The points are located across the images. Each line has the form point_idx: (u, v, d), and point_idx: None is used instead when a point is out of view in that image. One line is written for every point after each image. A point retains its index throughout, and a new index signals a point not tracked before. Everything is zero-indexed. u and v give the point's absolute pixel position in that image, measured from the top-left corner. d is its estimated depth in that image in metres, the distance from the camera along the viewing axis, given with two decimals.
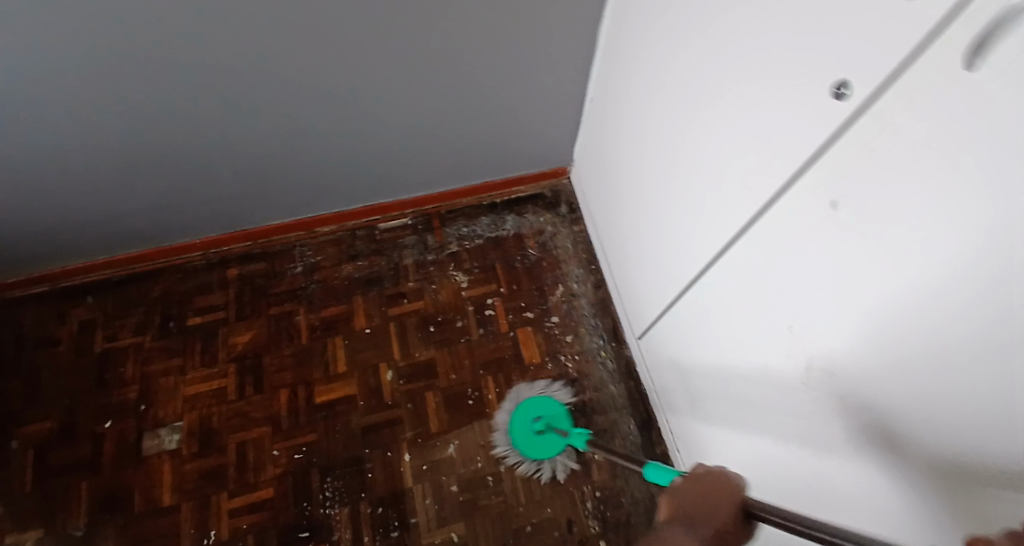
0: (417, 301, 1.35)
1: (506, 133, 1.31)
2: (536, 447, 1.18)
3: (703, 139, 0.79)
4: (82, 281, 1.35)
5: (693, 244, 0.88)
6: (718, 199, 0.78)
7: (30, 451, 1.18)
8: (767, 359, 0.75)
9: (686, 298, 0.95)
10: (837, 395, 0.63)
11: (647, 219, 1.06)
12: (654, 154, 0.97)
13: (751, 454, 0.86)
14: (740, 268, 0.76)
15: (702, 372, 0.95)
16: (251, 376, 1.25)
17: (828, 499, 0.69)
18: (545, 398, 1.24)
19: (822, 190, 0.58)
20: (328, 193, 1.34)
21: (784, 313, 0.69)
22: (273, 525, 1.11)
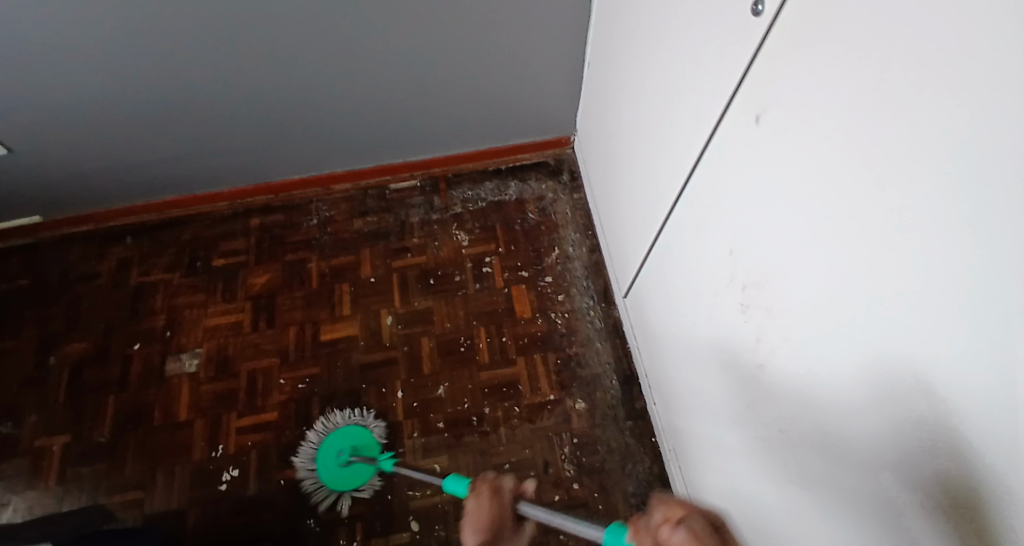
0: (420, 255, 1.45)
1: (508, 94, 1.38)
2: (340, 479, 1.15)
3: (670, 80, 0.85)
4: (122, 222, 1.50)
5: (664, 186, 0.93)
6: (681, 135, 0.83)
7: (70, 367, 1.33)
8: (714, 289, 0.79)
9: (660, 242, 1.00)
10: (763, 309, 0.67)
11: (632, 170, 1.11)
12: (637, 103, 1.02)
13: (706, 391, 0.89)
14: (698, 201, 0.80)
15: (670, 315, 1.00)
16: (264, 312, 1.37)
17: (767, 419, 0.71)
18: (347, 428, 1.20)
19: (751, 109, 0.63)
20: (342, 148, 1.44)
21: (725, 238, 0.73)
22: (275, 444, 1.21)
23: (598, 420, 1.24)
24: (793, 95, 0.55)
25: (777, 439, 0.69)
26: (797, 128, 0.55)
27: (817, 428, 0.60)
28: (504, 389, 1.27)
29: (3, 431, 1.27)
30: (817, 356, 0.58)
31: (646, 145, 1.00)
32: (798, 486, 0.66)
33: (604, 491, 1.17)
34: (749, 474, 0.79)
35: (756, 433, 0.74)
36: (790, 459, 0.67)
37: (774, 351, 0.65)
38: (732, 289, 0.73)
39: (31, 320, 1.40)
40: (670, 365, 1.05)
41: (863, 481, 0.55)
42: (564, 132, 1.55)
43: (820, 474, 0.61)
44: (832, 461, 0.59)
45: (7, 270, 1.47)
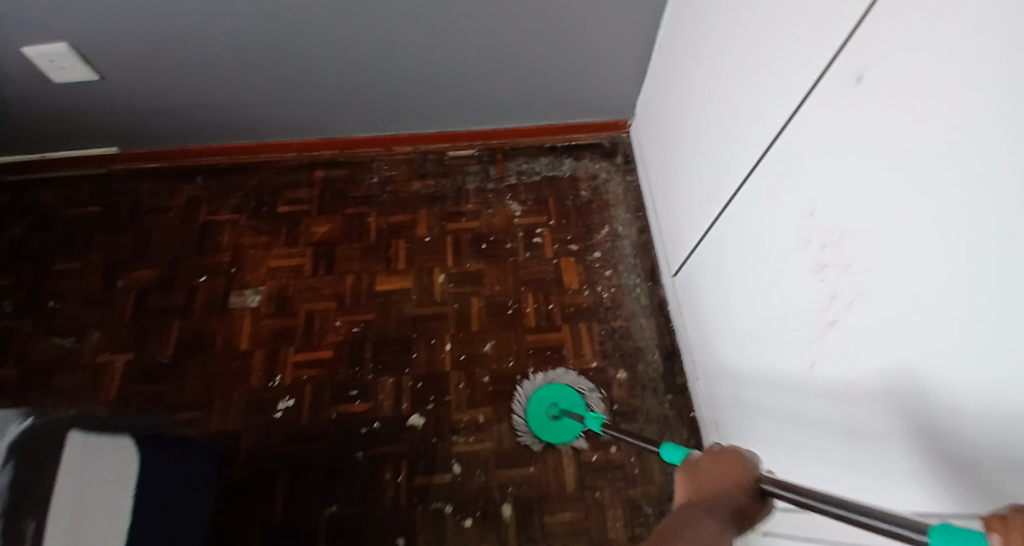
0: (474, 221, 1.50)
1: (574, 72, 1.43)
2: (551, 433, 1.20)
3: (752, 54, 0.88)
4: (193, 162, 1.58)
5: (736, 157, 0.95)
6: (760, 106, 0.86)
7: (137, 291, 1.41)
8: (787, 252, 0.82)
9: (723, 216, 1.03)
10: (841, 266, 0.69)
11: (697, 148, 1.14)
12: (708, 82, 1.06)
13: (764, 355, 0.93)
14: (776, 168, 0.82)
15: (729, 285, 1.03)
16: (324, 259, 1.44)
17: (827, 373, 0.75)
18: (554, 384, 1.25)
19: (851, 71, 0.64)
20: (410, 110, 1.50)
21: (806, 200, 0.76)
22: (328, 380, 1.28)
23: (637, 391, 1.28)
24: (894, 59, 0.57)
25: (840, 390, 0.72)
26: (897, 91, 0.57)
27: (886, 380, 0.64)
28: (549, 351, 1.32)
29: (69, 345, 1.35)
30: (897, 310, 0.61)
31: (716, 121, 1.02)
32: (857, 435, 0.70)
33: (641, 456, 1.21)
34: (802, 432, 0.83)
35: (816, 391, 0.78)
36: (853, 410, 0.70)
37: (850, 305, 0.68)
38: (809, 249, 0.76)
39: (102, 245, 1.49)
40: (722, 336, 1.09)
41: (929, 430, 0.58)
42: (621, 115, 1.60)
43: (882, 422, 0.65)
44: (897, 410, 0.62)
45: (81, 196, 1.55)
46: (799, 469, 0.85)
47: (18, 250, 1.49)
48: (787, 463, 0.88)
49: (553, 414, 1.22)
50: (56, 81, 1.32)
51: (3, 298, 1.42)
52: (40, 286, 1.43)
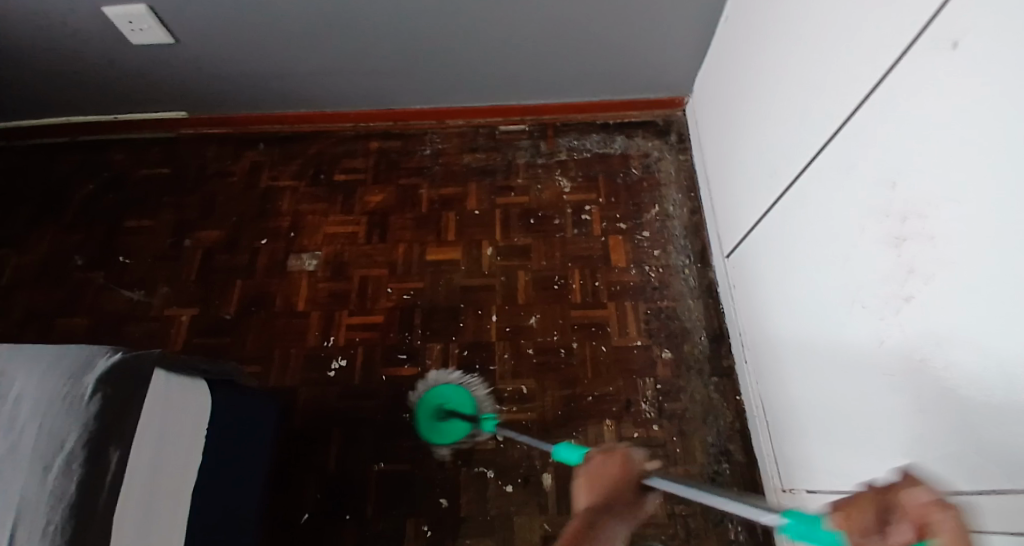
0: (523, 196, 1.52)
1: (633, 47, 1.41)
2: (438, 435, 1.23)
3: (834, 21, 0.85)
4: (256, 129, 1.64)
5: (812, 130, 0.93)
6: (843, 76, 0.84)
7: (202, 250, 1.49)
8: (864, 224, 0.80)
9: (791, 191, 1.01)
10: (921, 239, 0.68)
11: (764, 121, 1.11)
12: (781, 53, 1.03)
13: (828, 330, 0.92)
14: (858, 138, 0.80)
15: (793, 261, 1.02)
16: (378, 227, 1.49)
17: (896, 349, 0.74)
18: (445, 386, 1.27)
19: (946, 37, 0.62)
20: (467, 82, 1.51)
21: (889, 171, 0.74)
22: (380, 343, 1.34)
23: (681, 370, 1.29)
24: (993, 23, 0.55)
25: (907, 365, 0.72)
26: (995, 55, 0.55)
27: (961, 354, 0.63)
28: (594, 326, 1.34)
29: (139, 297, 1.45)
30: (978, 284, 0.60)
31: (791, 92, 1.00)
32: (925, 412, 0.69)
33: (683, 436, 1.23)
34: (867, 408, 0.82)
35: (884, 366, 0.77)
36: (920, 386, 0.70)
37: (929, 279, 0.67)
38: (889, 221, 0.75)
39: (170, 205, 1.57)
40: (779, 315, 1.09)
41: (1000, 406, 0.57)
42: (679, 92, 1.57)
43: (956, 398, 0.64)
44: (971, 384, 0.61)
45: (152, 157, 1.64)
46: (858, 446, 0.85)
47: (94, 206, 1.59)
48: (848, 442, 0.88)
49: (439, 415, 1.24)
50: (133, 42, 1.37)
51: (81, 250, 1.52)
52: (114, 241, 1.53)
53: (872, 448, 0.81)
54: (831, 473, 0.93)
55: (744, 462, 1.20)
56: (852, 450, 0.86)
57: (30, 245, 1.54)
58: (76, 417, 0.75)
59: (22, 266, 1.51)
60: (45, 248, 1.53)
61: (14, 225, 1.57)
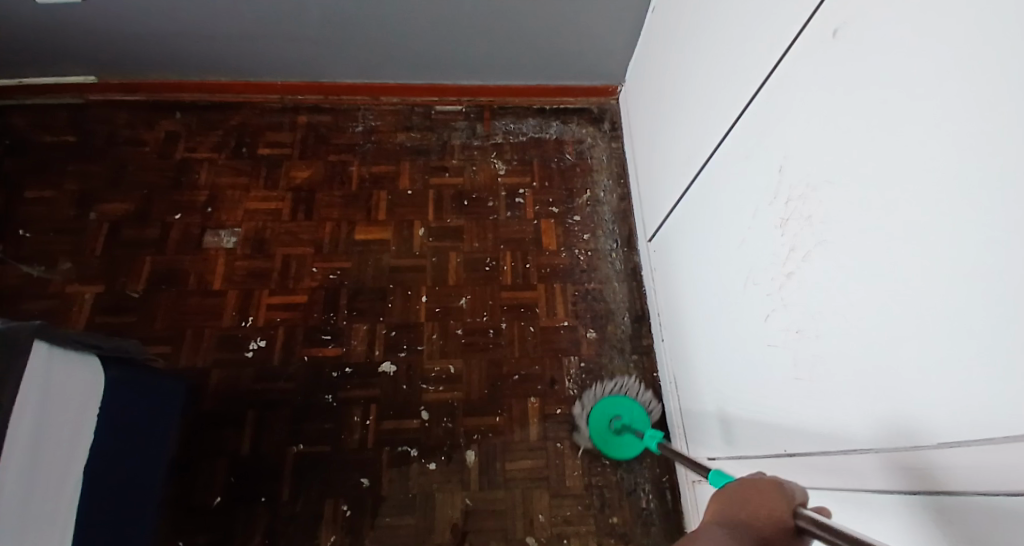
0: (457, 176, 1.50)
1: (566, 33, 1.42)
2: (616, 450, 1.19)
3: (740, 11, 0.89)
4: (173, 97, 1.54)
5: (717, 117, 0.98)
6: (744, 65, 0.88)
7: (108, 224, 1.39)
8: (755, 207, 0.85)
9: (699, 177, 1.06)
10: (802, 218, 0.73)
11: (681, 110, 1.15)
12: (695, 42, 1.07)
13: (725, 308, 0.97)
14: (753, 126, 0.85)
15: (699, 245, 1.07)
16: (304, 204, 1.43)
17: (781, 324, 0.80)
18: (620, 397, 1.23)
19: (829, 25, 0.67)
20: (398, 59, 1.48)
21: (775, 157, 0.79)
22: (302, 324, 1.30)
23: (606, 351, 1.31)
24: (872, 16, 0.60)
25: (792, 338, 0.77)
26: (871, 47, 0.60)
27: (832, 326, 0.69)
28: (523, 307, 1.34)
29: (36, 272, 1.33)
30: (846, 260, 0.65)
31: (702, 81, 1.04)
32: (804, 381, 0.75)
33: None
34: (757, 380, 0.88)
35: (771, 338, 0.83)
36: (801, 358, 0.76)
37: (807, 257, 0.73)
38: (775, 205, 0.80)
39: (73, 174, 1.46)
40: (689, 297, 1.13)
41: (866, 370, 0.63)
42: (611, 81, 1.59)
43: (827, 366, 0.70)
44: (839, 353, 0.67)
45: (54, 122, 1.51)
46: (749, 416, 0.91)
47: None
48: (741, 413, 0.94)
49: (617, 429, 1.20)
50: None
51: None
52: (6, 210, 1.40)
53: (760, 416, 0.87)
54: (727, 443, 0.99)
55: (658, 435, 1.24)
56: (745, 421, 0.92)
57: None
58: None
59: None
60: None
61: None
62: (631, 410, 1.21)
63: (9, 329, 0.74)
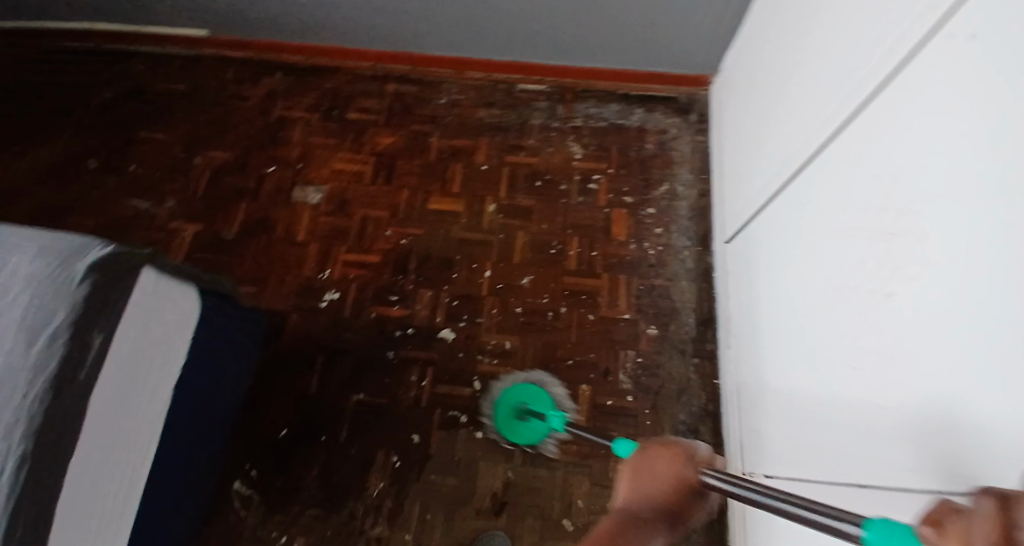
0: (533, 156, 1.51)
1: (660, 16, 1.39)
2: (522, 435, 1.20)
3: (861, 8, 0.84)
4: (276, 57, 1.64)
5: (823, 119, 0.93)
6: (859, 66, 0.83)
7: (211, 170, 1.51)
8: (857, 217, 0.81)
9: (796, 181, 1.01)
10: (903, 234, 0.69)
11: (784, 107, 1.10)
12: (807, 37, 1.02)
13: (807, 319, 0.94)
14: (865, 132, 0.81)
15: (788, 251, 1.03)
16: (385, 170, 1.50)
17: (862, 342, 0.76)
18: (527, 384, 1.23)
19: (960, 30, 0.62)
20: (487, 33, 1.50)
21: (885, 167, 0.75)
22: (373, 283, 1.37)
23: (664, 349, 1.30)
24: (1001, 22, 0.55)
25: (871, 358, 0.74)
26: (996, 56, 0.56)
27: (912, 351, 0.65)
28: (586, 294, 1.35)
29: (146, 206, 1.47)
30: (941, 283, 0.61)
31: (811, 80, 0.99)
32: (876, 403, 0.72)
33: (655, 411, 1.25)
34: (828, 396, 0.84)
35: (851, 356, 0.79)
36: (876, 379, 0.72)
37: (902, 275, 0.69)
38: (877, 218, 0.76)
39: (184, 121, 1.58)
40: (767, 304, 1.10)
41: (938, 400, 0.60)
42: (704, 70, 1.54)
43: (901, 392, 0.67)
44: (915, 379, 0.64)
45: (171, 71, 1.65)
46: (812, 432, 0.88)
47: (108, 113, 1.59)
48: (804, 427, 0.91)
49: (522, 414, 1.21)
50: None
51: (92, 153, 1.54)
52: (125, 149, 1.55)
53: (824, 433, 0.84)
54: (787, 457, 0.96)
55: (711, 443, 1.23)
56: (807, 436, 0.89)
57: (42, 142, 1.55)
58: (63, 298, 0.77)
59: (32, 161, 1.53)
60: (56, 148, 1.54)
61: (27, 121, 1.58)
62: (537, 396, 1.22)
63: (122, 252, 0.83)
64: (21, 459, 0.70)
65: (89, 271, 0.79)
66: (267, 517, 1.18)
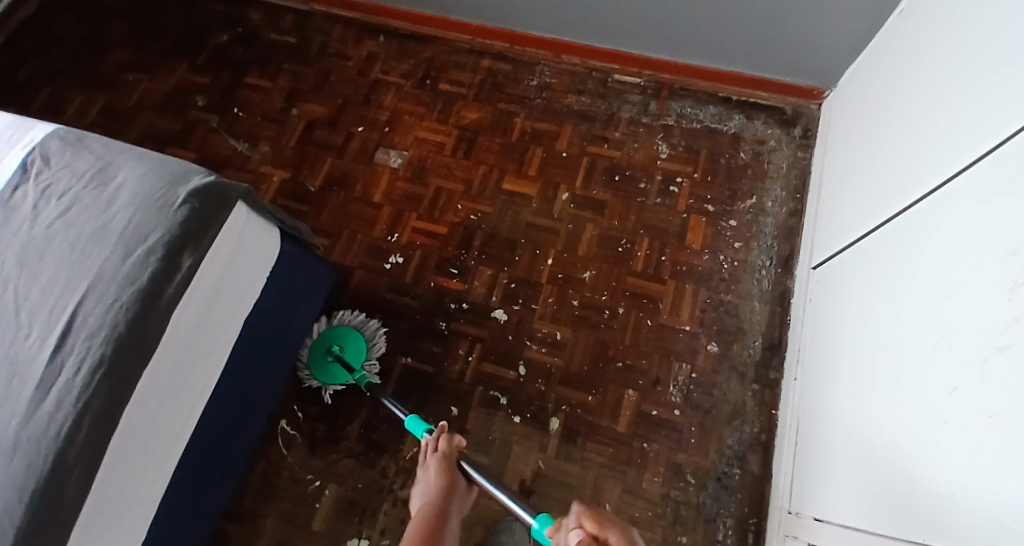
0: (616, 150, 1.47)
1: (775, 19, 1.30)
2: (330, 375, 1.24)
3: (1017, 31, 0.74)
4: (382, 22, 1.69)
5: (956, 144, 0.82)
6: (1003, 95, 0.73)
7: (304, 122, 1.58)
8: (963, 264, 0.72)
9: (904, 213, 0.92)
10: (1017, 282, 0.60)
11: (904, 132, 1.00)
12: (948, 57, 0.92)
13: (886, 365, 0.85)
14: (992, 170, 0.71)
15: (877, 288, 0.94)
16: (465, 144, 1.50)
17: (944, 402, 0.69)
18: (341, 328, 1.28)
19: None
20: (591, 17, 1.47)
21: (1005, 213, 0.66)
22: (436, 253, 1.39)
23: (722, 368, 1.24)
24: None
25: (951, 423, 0.66)
26: None
27: (998, 424, 0.58)
28: (648, 298, 1.30)
29: (241, 148, 1.56)
30: None
31: (944, 104, 0.89)
32: (947, 472, 0.64)
33: (702, 430, 1.19)
34: (895, 454, 0.77)
35: (927, 415, 0.71)
36: (953, 447, 0.65)
37: (1002, 338, 0.61)
38: (986, 267, 0.67)
39: (288, 71, 1.66)
40: (845, 340, 1.01)
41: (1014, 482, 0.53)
42: (818, 82, 1.42)
43: (976, 466, 0.59)
44: (996, 456, 0.57)
45: (284, 24, 1.73)
46: (872, 488, 0.80)
47: (221, 55, 1.69)
48: (864, 481, 0.83)
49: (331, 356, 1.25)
50: None
51: (201, 92, 1.64)
52: (232, 92, 1.64)
53: (885, 492, 0.76)
54: (839, 508, 0.88)
55: (758, 474, 1.16)
56: (866, 492, 0.82)
57: (161, 76, 1.67)
58: (162, 219, 0.86)
59: (149, 91, 1.65)
60: (172, 83, 1.66)
61: (152, 53, 1.71)
62: (352, 340, 1.27)
63: (220, 183, 0.92)
64: (97, 363, 0.78)
65: (189, 198, 0.88)
66: (306, 459, 1.23)
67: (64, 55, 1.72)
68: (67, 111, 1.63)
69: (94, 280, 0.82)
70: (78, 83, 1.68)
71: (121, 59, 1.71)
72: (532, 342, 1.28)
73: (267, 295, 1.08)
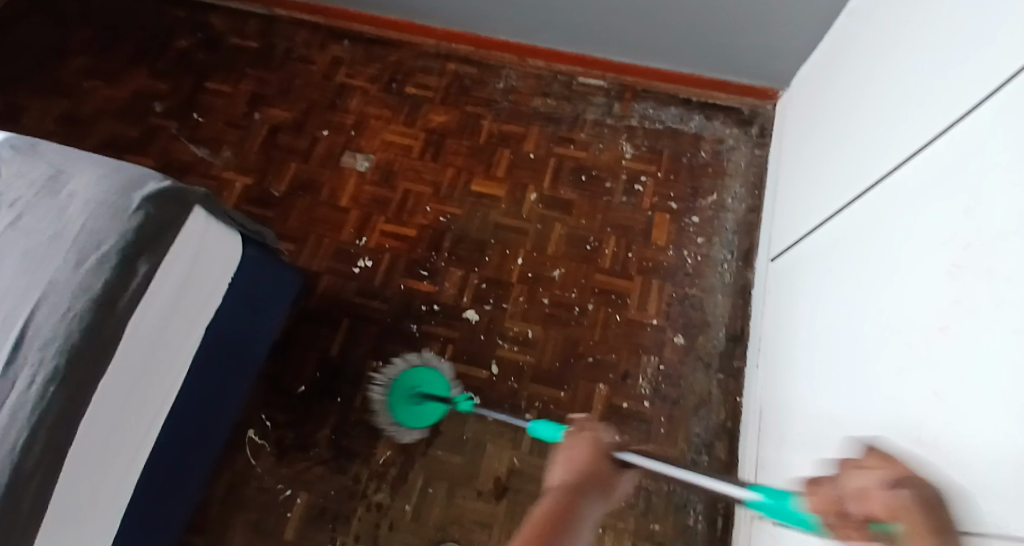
0: (582, 151, 1.50)
1: (731, 22, 1.35)
2: (419, 418, 1.19)
3: (955, 32, 0.79)
4: (347, 26, 1.69)
5: (900, 138, 0.87)
6: (944, 91, 0.78)
7: (269, 127, 1.56)
8: (909, 250, 0.76)
9: (853, 204, 0.96)
10: (961, 266, 0.64)
11: (853, 128, 1.05)
12: (892, 57, 0.97)
13: (841, 348, 0.89)
14: (934, 161, 0.76)
15: (831, 276, 0.98)
16: (434, 146, 1.51)
17: (894, 381, 0.72)
18: (416, 369, 1.22)
19: None
20: (555, 21, 1.50)
21: (948, 200, 0.70)
22: (406, 255, 1.39)
23: (688, 360, 1.27)
24: None
25: (901, 400, 0.70)
26: None
27: (944, 398, 0.61)
28: (617, 294, 1.33)
29: (204, 154, 1.53)
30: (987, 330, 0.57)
31: (889, 101, 0.94)
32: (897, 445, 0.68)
33: (671, 421, 1.22)
34: (851, 431, 0.80)
35: (879, 393, 0.75)
36: (902, 421, 0.68)
37: (947, 318, 0.64)
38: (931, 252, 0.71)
39: (251, 76, 1.64)
40: (802, 328, 1.05)
41: (960, 450, 0.56)
42: (772, 83, 1.49)
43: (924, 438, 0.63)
44: (941, 427, 0.60)
45: (246, 28, 1.71)
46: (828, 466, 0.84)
47: (181, 60, 1.67)
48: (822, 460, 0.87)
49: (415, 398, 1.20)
50: None
51: (161, 98, 1.62)
52: (193, 97, 1.61)
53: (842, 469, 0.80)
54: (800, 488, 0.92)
55: (724, 462, 1.19)
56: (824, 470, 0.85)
57: (118, 81, 1.64)
58: (117, 225, 0.85)
59: (106, 97, 1.62)
60: (130, 88, 1.63)
61: (108, 59, 1.67)
62: (432, 378, 1.21)
63: (177, 189, 0.91)
64: (52, 374, 0.76)
65: (144, 203, 0.87)
66: (274, 468, 1.21)
67: (14, 61, 1.67)
68: (18, 117, 1.58)
69: (47, 290, 0.80)
70: (30, 89, 1.63)
71: (76, 64, 1.67)
72: (503, 341, 1.29)
73: (233, 300, 1.07)
